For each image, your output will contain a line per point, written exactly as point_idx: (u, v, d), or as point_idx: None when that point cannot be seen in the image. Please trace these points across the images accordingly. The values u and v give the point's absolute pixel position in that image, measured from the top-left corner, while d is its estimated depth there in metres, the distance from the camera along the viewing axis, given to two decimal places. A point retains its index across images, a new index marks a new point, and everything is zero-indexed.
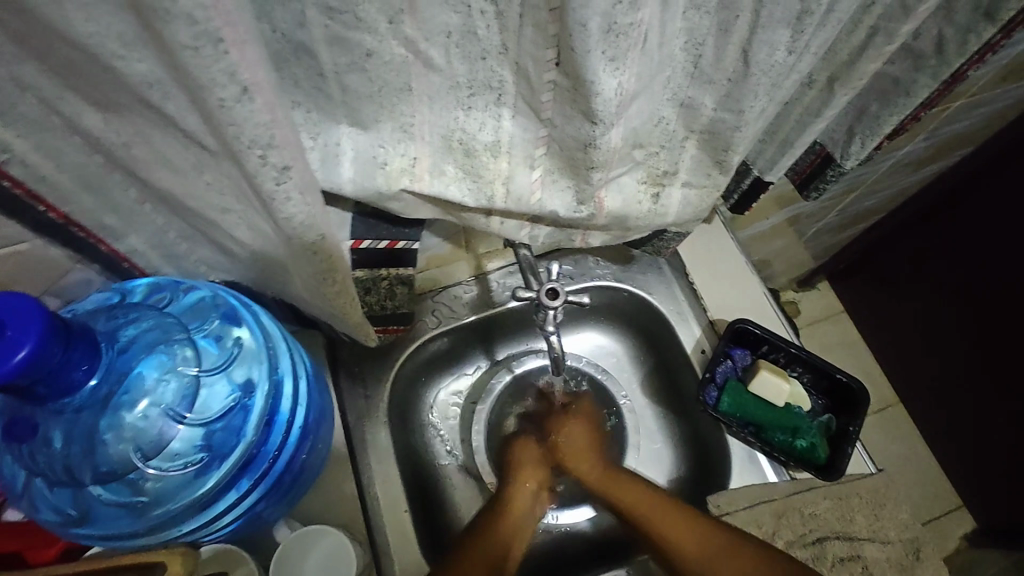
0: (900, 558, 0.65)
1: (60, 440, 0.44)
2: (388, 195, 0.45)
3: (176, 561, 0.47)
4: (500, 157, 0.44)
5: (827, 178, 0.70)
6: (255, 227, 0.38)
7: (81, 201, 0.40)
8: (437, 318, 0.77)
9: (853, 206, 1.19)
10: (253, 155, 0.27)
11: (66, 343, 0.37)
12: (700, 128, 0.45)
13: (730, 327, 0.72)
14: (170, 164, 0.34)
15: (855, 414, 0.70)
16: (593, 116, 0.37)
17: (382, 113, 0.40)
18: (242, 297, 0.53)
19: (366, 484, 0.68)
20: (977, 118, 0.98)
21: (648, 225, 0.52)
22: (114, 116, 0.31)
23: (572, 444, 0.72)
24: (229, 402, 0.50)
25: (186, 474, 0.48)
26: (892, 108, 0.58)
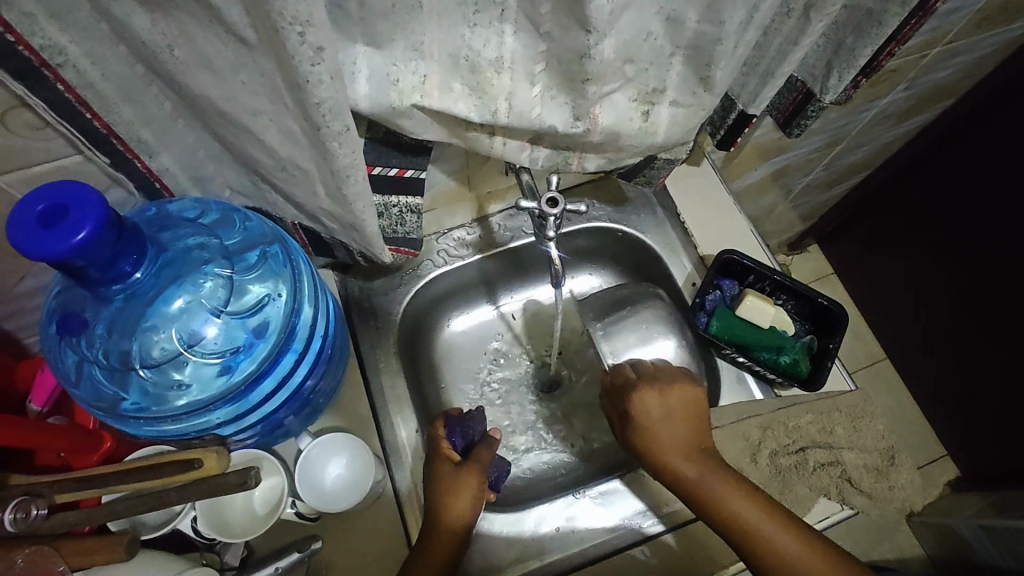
0: (877, 463, 0.70)
1: (102, 329, 0.49)
2: (400, 111, 0.49)
3: (211, 456, 0.54)
4: (502, 73, 0.48)
5: (808, 114, 0.74)
6: (283, 129, 0.42)
7: (122, 112, 0.44)
8: (442, 257, 0.81)
9: (840, 160, 1.23)
10: (293, 33, 0.31)
11: (118, 235, 0.41)
12: (686, 45, 0.49)
13: (717, 257, 0.76)
14: (209, 66, 0.38)
15: (835, 333, 0.75)
16: (587, 24, 0.42)
17: (394, 30, 0.44)
18: (281, 234, 0.57)
19: (378, 406, 0.73)
20: (956, 68, 1.02)
21: (639, 145, 0.56)
22: (161, 16, 0.35)
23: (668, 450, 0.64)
24: (248, 315, 0.54)
25: (213, 371, 0.53)
26: (866, 39, 0.62)
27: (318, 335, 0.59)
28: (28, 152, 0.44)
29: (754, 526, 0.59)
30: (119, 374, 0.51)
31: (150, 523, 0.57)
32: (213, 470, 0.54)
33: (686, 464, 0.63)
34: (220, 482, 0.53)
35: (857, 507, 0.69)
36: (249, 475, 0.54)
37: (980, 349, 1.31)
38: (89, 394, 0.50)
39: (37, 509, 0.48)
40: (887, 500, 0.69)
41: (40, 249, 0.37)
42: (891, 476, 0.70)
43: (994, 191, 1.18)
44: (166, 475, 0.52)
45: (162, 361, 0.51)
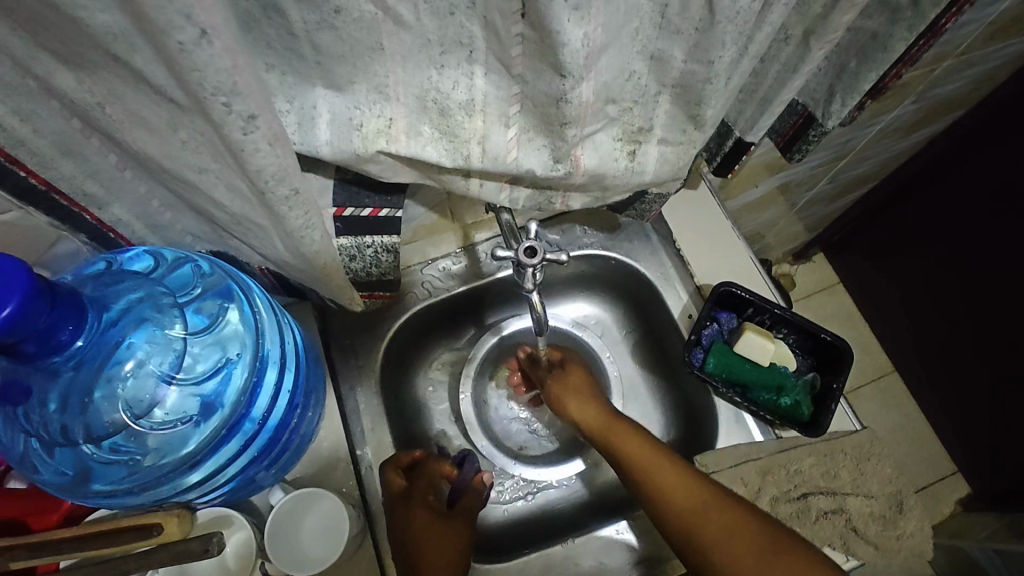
0: (884, 510, 0.67)
1: (52, 404, 0.45)
2: (365, 157, 0.46)
3: (172, 522, 0.51)
4: (474, 116, 0.44)
5: (809, 139, 0.70)
6: (231, 186, 0.38)
7: (62, 166, 0.41)
8: (426, 290, 0.78)
9: (845, 173, 1.19)
10: (218, 103, 0.27)
11: (51, 304, 0.38)
12: (673, 83, 0.45)
13: (714, 289, 0.72)
14: (145, 124, 0.35)
15: (839, 372, 0.71)
16: (561, 69, 0.38)
17: (354, 73, 0.40)
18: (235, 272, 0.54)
19: (359, 450, 0.70)
20: (967, 80, 0.97)
21: (626, 184, 0.53)
22: (86, 75, 0.32)
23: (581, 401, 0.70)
24: (214, 367, 0.51)
25: (182, 431, 0.50)
26: (870, 64, 0.58)
27: (290, 372, 0.57)
28: None
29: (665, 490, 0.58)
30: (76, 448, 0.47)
31: None
32: (173, 536, 0.52)
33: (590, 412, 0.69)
34: (182, 552, 0.50)
35: (862, 557, 0.65)
36: (212, 542, 0.52)
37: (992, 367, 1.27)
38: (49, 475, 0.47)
39: None
40: (895, 550, 0.65)
41: None
42: (900, 524, 0.66)
43: (1006, 205, 1.14)
44: (125, 542, 0.49)
45: (122, 430, 0.48)
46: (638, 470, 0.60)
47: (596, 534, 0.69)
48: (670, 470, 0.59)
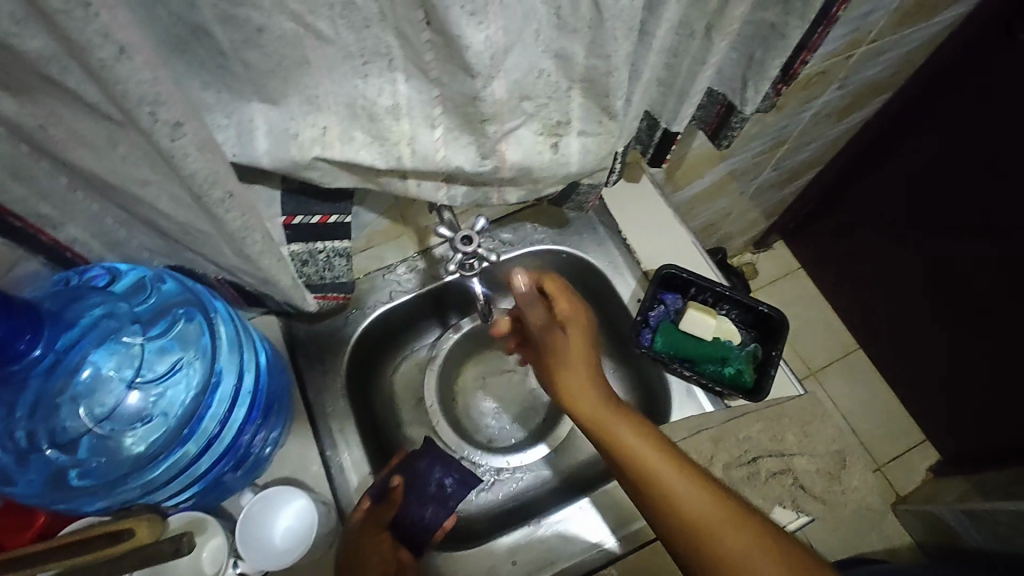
0: (830, 467, 0.70)
1: (21, 412, 0.50)
2: (304, 164, 0.49)
3: (143, 525, 0.53)
4: (401, 119, 0.48)
5: (733, 126, 0.75)
6: (173, 196, 0.41)
7: (13, 189, 0.43)
8: (387, 294, 0.81)
9: (787, 160, 1.25)
10: (144, 112, 0.30)
11: (6, 313, 0.40)
12: (581, 78, 0.49)
13: (657, 272, 0.77)
14: (87, 143, 0.38)
15: (777, 341, 0.77)
16: (470, 69, 0.42)
17: (286, 87, 0.44)
18: (185, 278, 0.56)
19: (330, 452, 0.72)
20: (886, 64, 1.04)
21: (555, 175, 0.57)
22: (26, 100, 0.35)
23: (577, 340, 0.65)
24: (168, 373, 0.54)
25: (138, 435, 0.53)
26: (773, 53, 0.63)
27: (249, 376, 0.58)
28: None
29: (619, 453, 0.56)
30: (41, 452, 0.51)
31: None
32: (145, 540, 0.53)
33: (564, 371, 0.64)
34: (154, 552, 0.52)
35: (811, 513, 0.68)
36: (182, 542, 0.54)
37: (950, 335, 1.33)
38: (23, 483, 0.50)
39: None
40: (840, 504, 0.69)
41: None
42: (845, 479, 0.70)
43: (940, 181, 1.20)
44: (94, 549, 0.51)
45: (83, 433, 0.52)
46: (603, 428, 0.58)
47: (562, 517, 0.70)
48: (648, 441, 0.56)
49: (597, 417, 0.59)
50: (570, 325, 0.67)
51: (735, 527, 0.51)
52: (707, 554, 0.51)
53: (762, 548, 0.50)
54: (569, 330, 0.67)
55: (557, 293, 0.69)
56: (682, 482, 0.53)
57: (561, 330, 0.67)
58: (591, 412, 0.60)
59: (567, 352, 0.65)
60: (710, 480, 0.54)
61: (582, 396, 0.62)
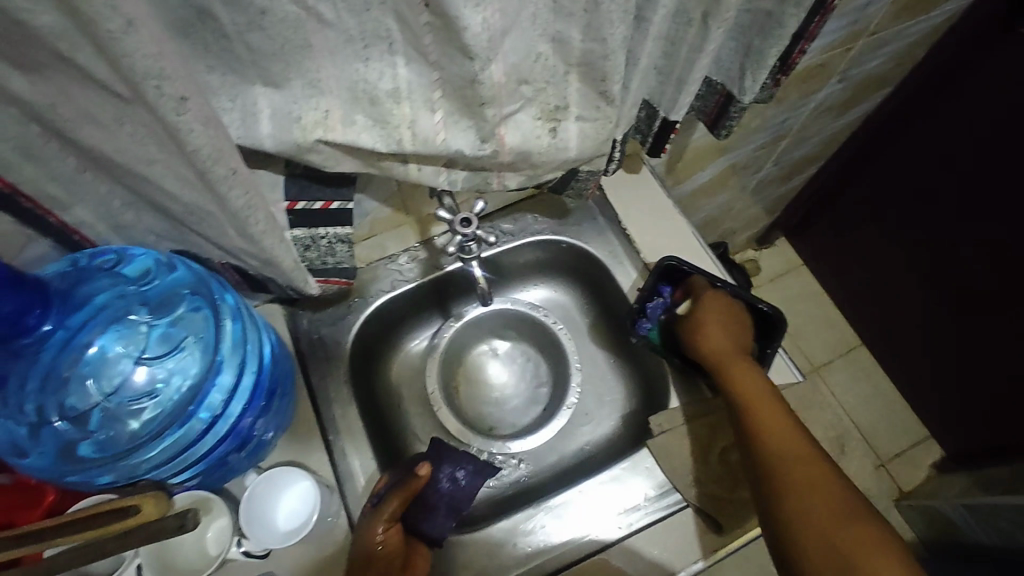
0: (828, 452, 0.71)
1: (29, 385, 0.51)
2: (306, 147, 0.50)
3: (150, 503, 0.54)
4: (401, 102, 0.49)
5: (732, 115, 0.76)
6: (179, 175, 0.42)
7: (23, 169, 0.44)
8: (389, 283, 0.82)
9: (788, 154, 1.25)
10: (150, 87, 0.31)
11: (16, 290, 0.41)
12: (578, 63, 0.50)
13: (658, 263, 0.77)
14: (95, 122, 0.39)
15: (773, 337, 0.74)
16: (468, 51, 0.43)
17: (289, 70, 0.45)
18: (190, 261, 0.57)
19: (332, 436, 0.73)
20: (886, 57, 1.04)
21: (554, 161, 0.58)
22: (37, 78, 0.36)
23: (725, 330, 0.71)
24: (174, 353, 0.56)
25: (143, 412, 0.55)
26: (770, 41, 0.63)
27: (252, 361, 0.58)
28: None
29: (776, 445, 0.61)
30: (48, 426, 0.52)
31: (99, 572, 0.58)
32: (152, 516, 0.54)
33: (732, 361, 0.69)
34: (161, 526, 0.52)
35: None
36: (187, 519, 0.56)
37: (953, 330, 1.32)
38: (31, 458, 0.51)
39: None
40: None
41: None
42: (844, 463, 0.71)
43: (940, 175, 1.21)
44: (103, 523, 0.51)
45: (91, 408, 0.54)
46: (758, 423, 0.63)
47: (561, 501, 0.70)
48: (791, 434, 0.62)
49: (753, 409, 0.64)
50: (726, 319, 0.72)
51: (838, 515, 0.55)
52: (807, 534, 0.55)
53: (859, 533, 0.54)
54: (723, 321, 0.72)
55: (712, 296, 0.74)
56: (816, 456, 0.60)
57: (716, 323, 0.71)
58: (744, 403, 0.65)
59: (717, 327, 0.71)
60: (814, 467, 0.59)
61: (741, 385, 0.67)
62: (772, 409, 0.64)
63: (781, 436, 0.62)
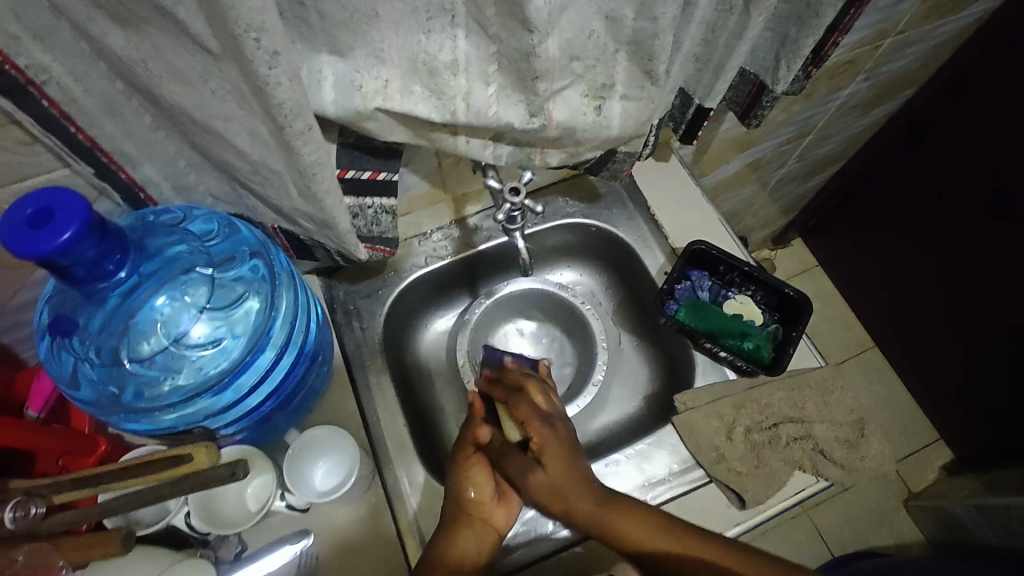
0: (848, 435, 0.73)
1: (94, 328, 0.54)
2: (365, 115, 0.52)
3: (201, 452, 0.56)
4: (458, 74, 0.51)
5: (764, 105, 0.78)
6: (253, 132, 0.45)
7: (105, 125, 0.47)
8: (423, 259, 0.84)
9: (811, 152, 1.27)
10: (249, 39, 0.34)
11: (100, 237, 0.43)
12: (628, 41, 0.52)
13: (686, 248, 0.79)
14: (181, 78, 0.42)
15: (799, 322, 0.77)
16: (529, 24, 0.45)
17: (355, 39, 0.47)
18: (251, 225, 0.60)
19: (366, 403, 0.75)
20: (912, 57, 1.06)
21: (596, 138, 0.60)
22: (134, 33, 0.39)
23: (555, 467, 0.64)
24: (233, 307, 0.59)
25: (201, 363, 0.58)
26: (807, 30, 0.65)
27: (302, 325, 0.62)
28: (17, 166, 0.47)
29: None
30: (112, 368, 0.55)
31: (148, 520, 0.61)
32: (203, 464, 0.56)
33: (575, 502, 0.62)
34: (210, 475, 0.56)
35: (831, 478, 0.71)
36: (238, 467, 0.58)
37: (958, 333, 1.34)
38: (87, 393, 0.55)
39: (35, 508, 0.52)
40: (860, 470, 0.71)
41: (25, 248, 0.39)
42: (863, 447, 0.72)
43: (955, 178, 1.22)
44: (158, 469, 0.55)
45: (152, 355, 0.56)
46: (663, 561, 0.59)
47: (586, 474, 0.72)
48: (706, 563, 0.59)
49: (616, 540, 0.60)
50: (563, 455, 0.65)
51: None
52: None
53: None
54: (550, 456, 0.65)
55: (543, 445, 0.66)
56: (737, 573, 0.58)
57: (535, 464, 0.66)
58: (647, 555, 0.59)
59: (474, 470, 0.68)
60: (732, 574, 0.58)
61: (626, 531, 0.60)
62: (679, 541, 0.60)
63: (691, 565, 0.59)
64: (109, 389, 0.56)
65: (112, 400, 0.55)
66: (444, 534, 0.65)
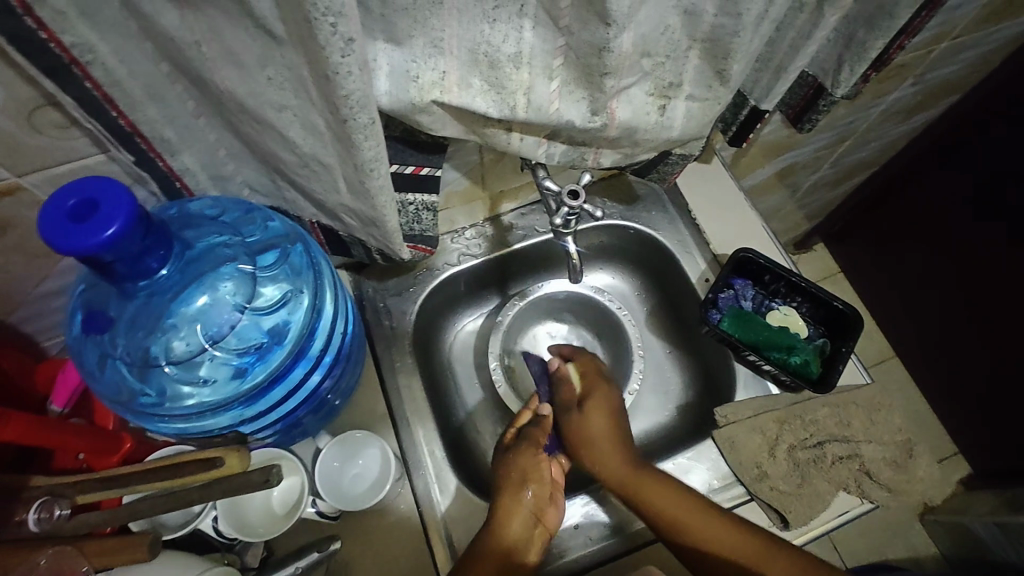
0: (896, 455, 0.71)
1: (127, 325, 0.51)
2: (419, 107, 0.49)
3: (233, 455, 0.54)
4: (521, 67, 0.48)
5: (819, 109, 0.76)
6: (308, 124, 0.42)
7: (147, 111, 0.43)
8: (456, 257, 0.81)
9: (846, 157, 1.24)
10: (325, 24, 0.31)
11: (145, 231, 0.41)
12: (702, 38, 0.49)
13: (733, 256, 0.76)
14: (236, 62, 0.39)
15: (848, 337, 0.75)
16: (607, 17, 0.42)
17: (414, 26, 0.44)
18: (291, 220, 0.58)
19: (396, 405, 0.73)
20: (962, 64, 1.02)
21: (656, 140, 0.57)
22: (190, 11, 0.36)
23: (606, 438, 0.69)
24: (272, 307, 0.56)
25: (237, 365, 0.55)
26: (877, 32, 0.62)
27: (341, 327, 0.60)
28: (52, 151, 0.44)
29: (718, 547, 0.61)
30: (143, 369, 0.53)
31: (171, 524, 0.58)
32: (236, 469, 0.54)
33: (617, 459, 0.68)
34: (243, 482, 0.53)
35: (876, 499, 0.69)
36: (272, 473, 0.55)
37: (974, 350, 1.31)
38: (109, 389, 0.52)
39: (59, 509, 0.50)
40: (906, 492, 0.70)
41: (69, 242, 0.37)
42: (911, 468, 0.70)
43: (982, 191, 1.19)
44: (189, 473, 0.53)
45: (186, 355, 0.53)
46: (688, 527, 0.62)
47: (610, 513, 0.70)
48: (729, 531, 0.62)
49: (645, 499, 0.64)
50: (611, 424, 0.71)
51: None
52: None
53: None
54: (602, 416, 0.71)
55: (595, 405, 0.72)
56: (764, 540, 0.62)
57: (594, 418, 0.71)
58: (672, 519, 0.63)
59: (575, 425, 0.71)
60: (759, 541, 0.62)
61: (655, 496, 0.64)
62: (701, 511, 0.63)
63: (715, 532, 0.62)
64: (138, 390, 0.53)
65: (141, 402, 0.53)
66: (494, 522, 0.62)
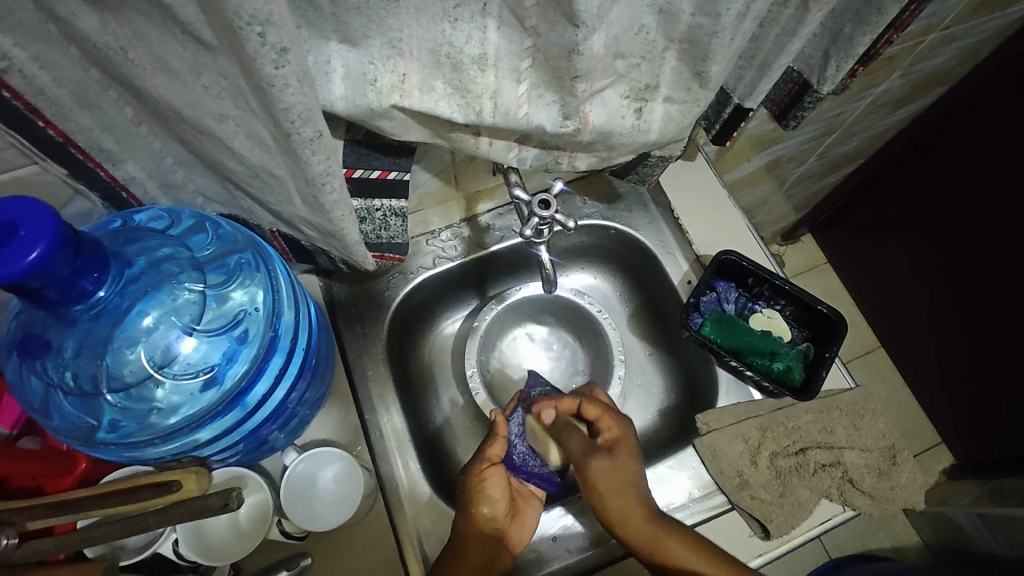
0: (878, 463, 0.70)
1: (69, 351, 0.48)
2: (379, 112, 0.46)
3: (190, 478, 0.51)
4: (486, 70, 0.45)
5: (805, 105, 0.73)
6: (252, 134, 0.39)
7: (79, 119, 0.40)
8: (432, 259, 0.78)
9: (833, 149, 1.21)
10: (253, 33, 0.28)
11: (76, 251, 0.38)
12: (680, 38, 0.46)
13: (716, 258, 0.74)
14: (168, 69, 0.36)
15: (832, 342, 0.74)
16: (575, 18, 0.39)
17: (371, 26, 0.40)
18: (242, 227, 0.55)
19: (369, 414, 0.71)
20: (951, 54, 1.00)
21: (632, 144, 0.54)
22: (112, 16, 0.32)
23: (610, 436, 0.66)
24: (226, 325, 0.54)
25: (193, 387, 0.53)
26: (864, 28, 0.59)
27: (303, 341, 0.58)
28: None
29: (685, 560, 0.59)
30: (90, 398, 0.51)
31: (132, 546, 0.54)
32: (194, 492, 0.51)
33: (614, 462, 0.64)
34: (201, 506, 0.50)
35: (859, 507, 0.68)
36: (230, 496, 0.51)
37: (956, 343, 1.31)
38: (61, 421, 0.50)
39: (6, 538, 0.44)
40: (888, 499, 0.68)
41: None
42: (893, 475, 0.69)
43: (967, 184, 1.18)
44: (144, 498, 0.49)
45: (135, 381, 0.51)
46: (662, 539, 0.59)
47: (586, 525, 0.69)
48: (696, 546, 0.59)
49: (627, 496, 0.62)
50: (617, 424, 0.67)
51: None
52: None
53: None
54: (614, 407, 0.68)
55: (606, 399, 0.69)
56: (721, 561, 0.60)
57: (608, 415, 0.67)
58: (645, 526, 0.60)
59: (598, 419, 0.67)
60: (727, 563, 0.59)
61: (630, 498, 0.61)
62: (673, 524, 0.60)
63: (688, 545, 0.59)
64: (87, 421, 0.51)
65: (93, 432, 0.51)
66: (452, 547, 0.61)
